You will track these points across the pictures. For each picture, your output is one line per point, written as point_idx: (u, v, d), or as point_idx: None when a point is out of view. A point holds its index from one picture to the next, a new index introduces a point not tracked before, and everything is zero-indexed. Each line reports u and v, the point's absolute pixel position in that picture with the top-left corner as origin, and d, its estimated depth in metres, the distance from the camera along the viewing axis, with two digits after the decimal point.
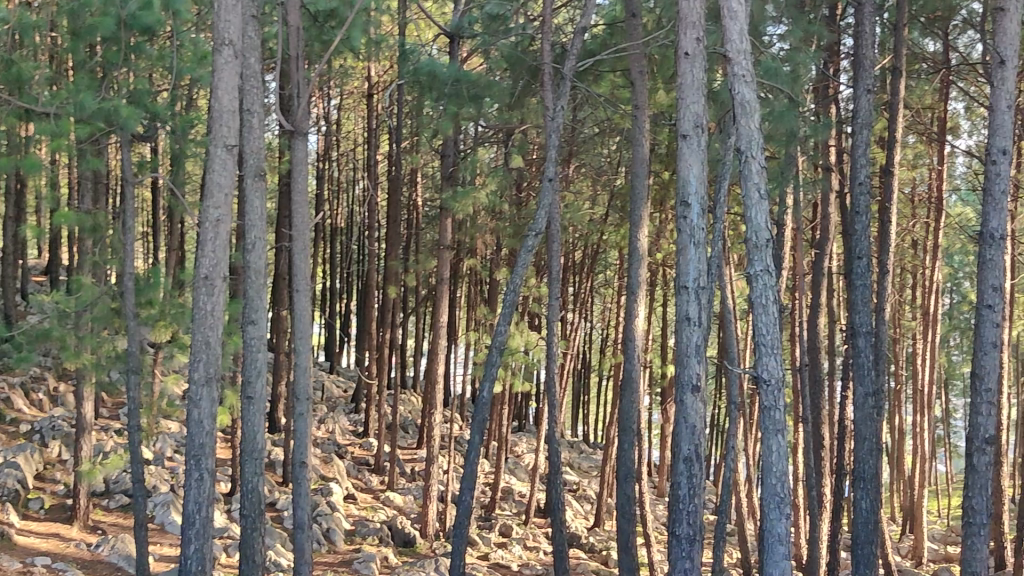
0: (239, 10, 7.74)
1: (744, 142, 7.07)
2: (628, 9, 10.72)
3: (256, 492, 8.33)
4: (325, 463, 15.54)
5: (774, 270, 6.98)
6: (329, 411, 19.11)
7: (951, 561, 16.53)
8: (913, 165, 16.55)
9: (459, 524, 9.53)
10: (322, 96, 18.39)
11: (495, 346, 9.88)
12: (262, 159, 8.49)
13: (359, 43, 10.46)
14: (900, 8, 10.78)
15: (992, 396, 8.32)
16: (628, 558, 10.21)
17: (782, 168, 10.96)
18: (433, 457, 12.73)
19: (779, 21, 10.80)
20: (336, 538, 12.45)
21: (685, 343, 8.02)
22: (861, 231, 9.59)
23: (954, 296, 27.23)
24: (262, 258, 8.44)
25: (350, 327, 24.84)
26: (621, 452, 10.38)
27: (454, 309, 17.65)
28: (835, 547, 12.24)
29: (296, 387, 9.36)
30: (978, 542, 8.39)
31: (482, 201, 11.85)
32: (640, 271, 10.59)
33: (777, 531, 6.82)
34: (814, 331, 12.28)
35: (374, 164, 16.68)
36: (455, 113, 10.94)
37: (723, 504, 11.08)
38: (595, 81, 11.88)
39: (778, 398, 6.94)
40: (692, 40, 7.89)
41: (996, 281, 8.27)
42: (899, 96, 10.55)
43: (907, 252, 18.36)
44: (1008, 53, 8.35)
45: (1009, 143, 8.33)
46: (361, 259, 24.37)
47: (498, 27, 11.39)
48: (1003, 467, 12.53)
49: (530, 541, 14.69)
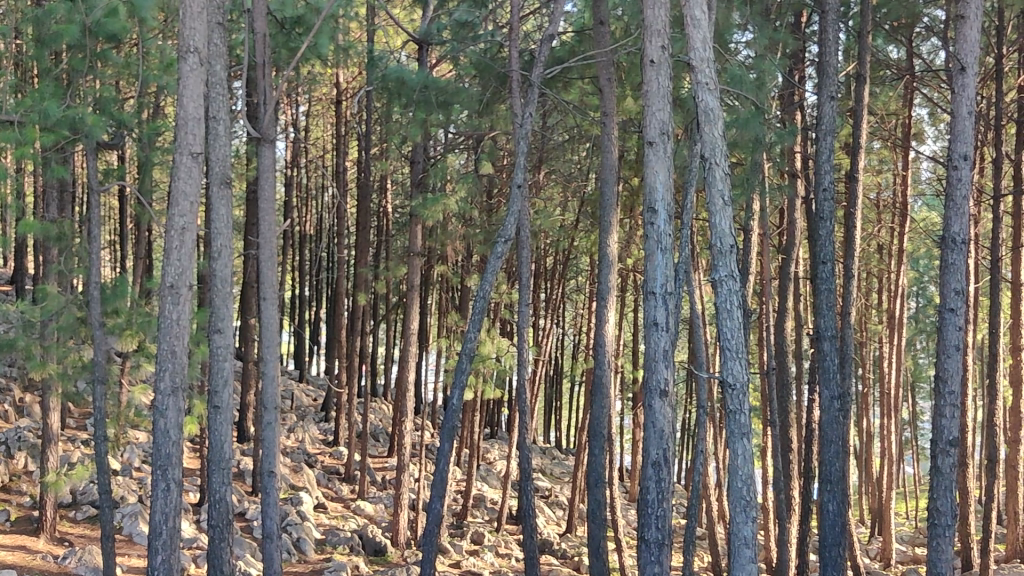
0: (204, 18, 7.69)
1: (708, 149, 7.12)
2: (595, 17, 10.79)
3: (224, 502, 8.23)
4: (294, 472, 15.44)
5: (739, 276, 7.03)
6: (298, 420, 19.00)
7: (918, 562, 16.70)
8: (878, 170, 16.82)
9: (428, 532, 9.52)
10: (290, 103, 18.34)
11: (465, 353, 9.85)
12: (228, 167, 8.42)
13: (326, 50, 10.44)
14: (864, 15, 10.88)
15: (955, 398, 8.41)
16: (599, 563, 10.20)
17: (748, 175, 11.03)
18: (404, 465, 12.68)
19: (745, 29, 10.98)
20: (306, 548, 12.34)
21: (652, 348, 8.01)
22: (825, 236, 9.67)
23: (919, 301, 27.76)
24: (228, 266, 8.37)
25: (320, 335, 24.73)
26: (592, 458, 10.36)
27: (425, 315, 17.58)
28: (805, 551, 12.27)
29: (264, 396, 9.33)
30: (943, 543, 8.52)
31: (451, 208, 11.77)
32: (609, 277, 10.60)
33: (744, 535, 6.93)
34: (782, 334, 12.38)
35: (343, 171, 16.65)
36: (423, 121, 10.91)
37: (693, 508, 11.06)
38: (564, 87, 11.90)
39: (742, 402, 7.01)
40: (657, 48, 7.93)
41: (959, 285, 8.34)
42: (863, 102, 10.60)
43: (872, 256, 18.57)
44: (969, 60, 8.42)
45: (969, 149, 8.39)
46: (330, 266, 24.26)
47: (467, 33, 11.30)
48: (968, 468, 12.66)
49: (502, 548, 14.64)
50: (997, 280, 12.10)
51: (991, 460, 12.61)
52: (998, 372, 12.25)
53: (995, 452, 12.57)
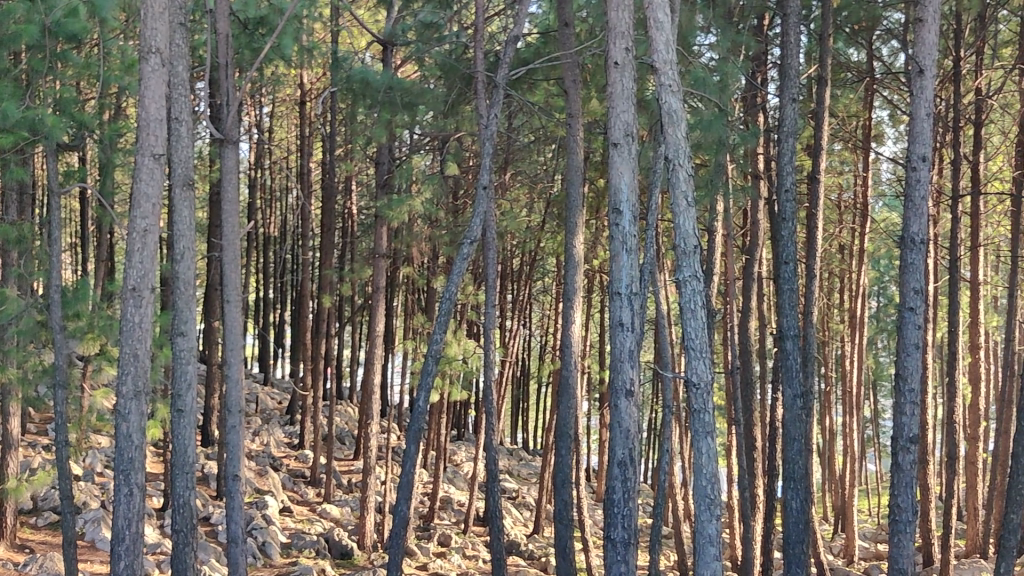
0: (166, 19, 7.61)
1: (672, 151, 7.19)
2: (560, 18, 10.82)
3: (188, 506, 8.15)
4: (259, 476, 15.31)
5: (703, 276, 7.10)
6: (262, 424, 18.84)
7: (881, 559, 16.87)
8: (839, 171, 17.03)
9: (395, 535, 9.52)
10: (253, 103, 18.23)
11: (431, 355, 9.83)
12: (190, 168, 8.34)
13: (289, 51, 10.37)
14: (825, 18, 11.00)
15: (915, 396, 8.48)
16: (566, 563, 10.19)
17: (711, 176, 11.09)
18: (369, 468, 12.63)
19: (708, 30, 11.10)
20: (271, 552, 12.22)
21: (618, 348, 7.99)
22: (787, 237, 9.76)
23: (880, 300, 28.11)
24: (191, 268, 8.29)
25: (284, 338, 24.57)
26: (559, 459, 10.36)
27: (390, 317, 17.51)
28: (769, 549, 12.34)
29: (227, 399, 9.27)
30: (904, 540, 8.59)
31: (417, 209, 11.75)
32: (575, 278, 10.59)
33: (708, 533, 7.03)
34: (746, 334, 12.48)
35: (308, 172, 16.54)
36: (388, 122, 10.86)
37: (659, 507, 11.08)
38: (529, 89, 11.91)
39: (706, 401, 7.07)
40: (621, 50, 7.96)
41: (918, 284, 8.42)
42: (824, 104, 10.71)
43: (834, 256, 18.77)
44: (927, 63, 8.51)
45: (927, 150, 8.50)
46: (295, 268, 24.10)
47: (432, 34, 11.35)
48: (928, 465, 12.83)
49: (469, 549, 14.61)
50: (955, 280, 12.24)
51: (951, 457, 12.77)
52: (957, 370, 12.41)
53: (955, 449, 12.72)
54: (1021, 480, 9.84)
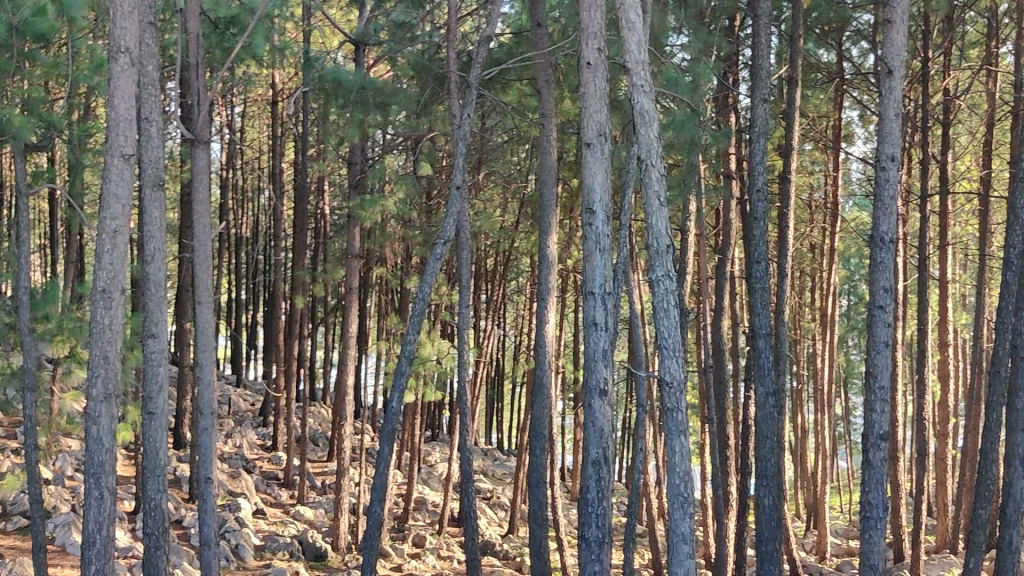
0: (136, 18, 7.55)
1: (644, 150, 7.22)
2: (533, 18, 10.83)
3: (160, 510, 8.07)
4: (232, 478, 15.20)
5: (675, 275, 7.13)
6: (235, 426, 18.73)
7: (852, 555, 17.01)
8: (810, 171, 17.16)
9: (369, 536, 9.51)
10: (224, 104, 18.11)
11: (404, 355, 9.82)
12: (161, 169, 8.27)
13: (261, 50, 10.31)
14: (795, 20, 11.08)
15: (885, 393, 8.56)
16: (541, 562, 10.20)
17: (683, 176, 11.14)
18: (344, 470, 12.60)
19: (679, 32, 11.16)
20: (245, 554, 12.11)
21: (592, 348, 8.01)
22: (758, 236, 9.82)
23: (850, 299, 28.38)
24: (162, 269, 8.20)
25: (257, 340, 24.43)
26: (533, 458, 10.36)
27: (364, 318, 17.45)
28: (742, 546, 12.43)
29: (199, 401, 9.19)
30: (875, 536, 8.66)
31: (390, 209, 11.74)
32: (549, 278, 10.59)
33: (681, 531, 7.06)
34: (719, 333, 12.55)
35: (280, 173, 16.44)
36: (361, 121, 10.83)
37: (634, 505, 11.10)
38: (502, 89, 11.91)
39: (679, 400, 7.10)
40: (593, 50, 7.98)
41: (887, 282, 8.47)
42: (794, 105, 10.79)
43: (806, 255, 18.92)
44: (895, 64, 8.58)
45: (895, 150, 8.61)
46: (267, 269, 23.95)
47: (405, 34, 11.31)
48: (899, 462, 12.96)
49: (444, 550, 14.60)
50: (924, 279, 12.36)
51: (921, 453, 12.90)
52: (927, 368, 12.55)
53: (925, 446, 12.85)
54: (989, 476, 9.97)
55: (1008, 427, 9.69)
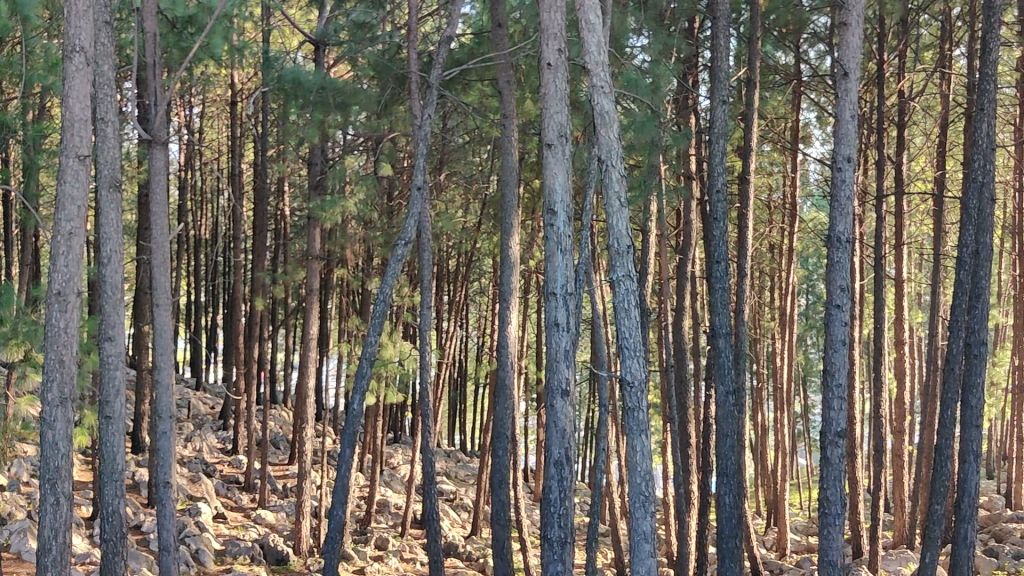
0: (91, 17, 7.46)
1: (604, 151, 7.27)
2: (493, 19, 10.83)
3: (118, 515, 7.97)
4: (192, 482, 15.03)
5: (636, 276, 7.18)
6: (195, 430, 18.52)
7: (812, 551, 17.22)
8: (769, 172, 17.37)
9: (331, 539, 9.48)
10: (183, 104, 17.93)
11: (365, 357, 9.79)
12: (117, 170, 8.16)
13: (219, 50, 10.22)
14: (753, 22, 11.19)
15: (842, 391, 8.66)
16: (503, 563, 10.21)
17: (644, 177, 11.20)
18: (305, 473, 12.52)
19: (640, 33, 11.25)
20: (206, 559, 11.91)
21: (554, 348, 8.04)
22: (718, 237, 9.89)
23: (809, 298, 28.78)
24: (119, 272, 8.10)
25: (217, 342, 24.15)
26: (496, 459, 10.33)
27: (325, 320, 17.35)
28: (703, 544, 12.52)
29: (158, 405, 9.11)
30: (833, 532, 8.77)
31: (350, 210, 11.71)
32: (512, 279, 10.58)
33: (643, 529, 7.10)
34: (680, 332, 12.64)
35: (239, 173, 16.27)
36: (321, 122, 10.76)
37: (597, 504, 11.10)
38: (463, 89, 11.91)
39: (640, 399, 7.15)
40: (553, 51, 8.00)
41: (844, 281, 8.57)
42: (753, 106, 10.89)
43: (765, 255, 19.13)
44: (851, 66, 8.67)
45: (852, 151, 8.71)
46: (227, 271, 23.72)
47: (365, 34, 11.24)
48: (856, 459, 13.11)
49: (406, 552, 14.56)
50: (880, 278, 12.51)
51: (878, 450, 13.07)
52: (883, 366, 12.73)
53: (882, 443, 13.02)
54: (944, 473, 10.13)
55: (962, 423, 9.87)
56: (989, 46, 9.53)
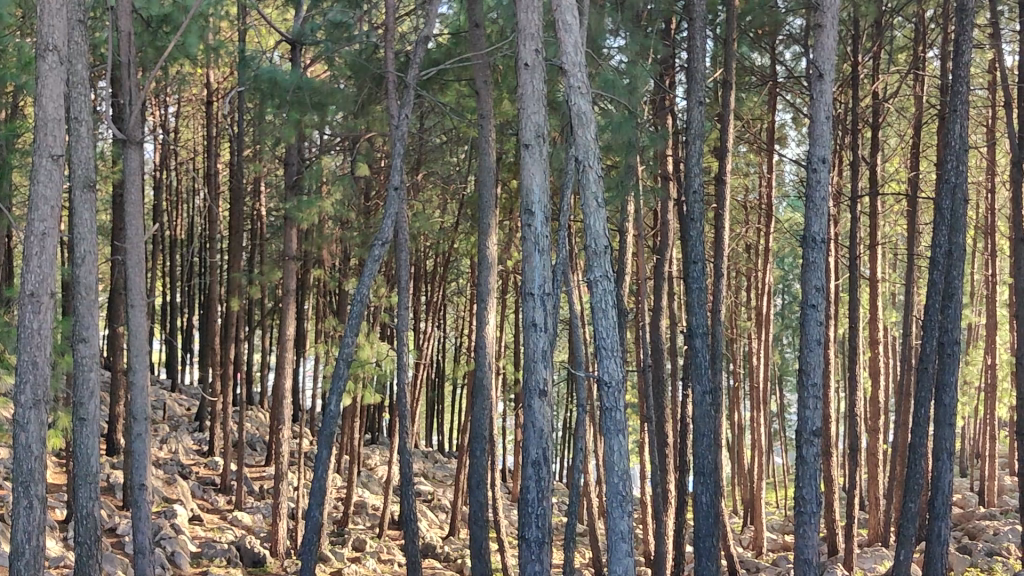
0: (65, 16, 7.41)
1: (582, 152, 7.29)
2: (471, 19, 10.83)
3: (92, 518, 7.91)
4: (168, 484, 14.92)
5: (613, 276, 7.22)
6: (170, 431, 18.39)
7: (788, 549, 17.33)
8: (745, 172, 17.48)
9: (307, 541, 9.45)
10: (158, 103, 17.84)
11: (342, 358, 9.76)
12: (91, 169, 8.10)
13: (195, 49, 10.16)
14: (729, 24, 11.25)
15: (817, 390, 8.71)
16: (480, 563, 10.20)
17: (621, 177, 11.23)
18: (282, 474, 12.46)
19: (617, 34, 11.29)
20: (181, 561, 11.82)
21: (531, 348, 8.06)
22: (695, 237, 9.94)
23: (784, 297, 28.99)
24: (93, 273, 8.02)
25: (193, 343, 24.01)
26: (474, 460, 10.31)
27: (302, 320, 17.28)
28: (680, 543, 12.56)
29: (133, 407, 9.04)
30: (809, 530, 8.83)
31: (327, 210, 11.69)
32: (489, 279, 10.57)
33: (620, 529, 7.13)
34: (657, 332, 12.70)
35: (215, 173, 16.17)
36: (297, 121, 10.70)
37: (575, 504, 11.10)
38: (440, 89, 11.91)
39: (618, 400, 7.18)
40: (531, 51, 8.02)
41: (819, 282, 8.63)
42: (729, 107, 10.95)
43: (742, 255, 19.24)
44: (826, 67, 8.73)
45: (827, 152, 8.77)
46: (203, 272, 23.58)
47: (342, 34, 11.17)
48: (832, 458, 13.20)
49: (384, 553, 14.52)
50: (855, 279, 12.60)
51: (853, 449, 13.16)
52: (858, 365, 12.83)
53: (856, 442, 13.11)
54: (917, 471, 10.23)
55: (935, 421, 9.96)
56: (961, 49, 9.62)
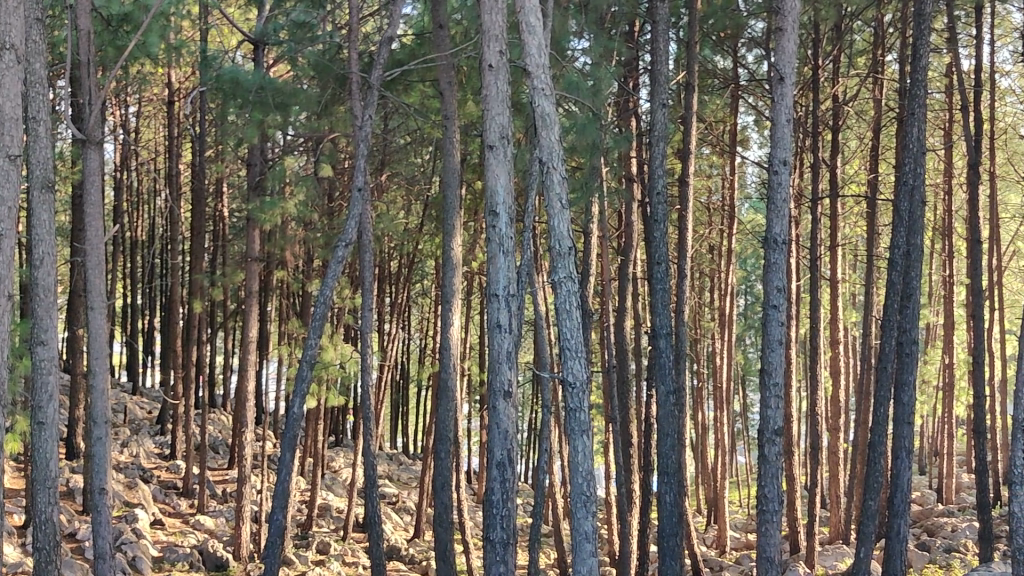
0: (21, 13, 6.95)
1: (546, 154, 7.32)
2: (435, 20, 10.83)
3: (51, 523, 7.80)
4: (128, 488, 14.75)
5: (577, 277, 7.25)
6: (131, 434, 18.21)
7: (751, 548, 17.44)
8: (708, 174, 17.64)
9: (271, 544, 9.41)
10: (118, 103, 17.67)
11: (306, 360, 9.71)
12: (49, 170, 7.99)
13: (156, 49, 10.06)
14: (692, 27, 11.34)
15: (779, 390, 8.80)
16: (446, 565, 10.18)
17: (586, 179, 11.28)
18: (245, 478, 12.36)
19: (581, 36, 11.34)
20: (143, 567, 11.69)
21: (496, 350, 8.06)
22: (659, 238, 10.00)
23: (746, 298, 29.27)
24: (52, 275, 7.91)
25: (154, 346, 23.73)
26: (438, 462, 10.30)
27: (264, 322, 17.16)
28: (644, 543, 12.62)
29: (92, 411, 8.92)
30: (771, 529, 8.89)
31: (290, 211, 11.64)
32: (454, 279, 10.56)
33: (585, 530, 7.15)
34: (621, 333, 12.75)
35: (177, 174, 16.01)
36: (260, 122, 10.61)
37: (540, 505, 11.10)
38: (404, 90, 11.90)
39: (582, 400, 7.21)
40: (495, 53, 8.04)
41: (780, 282, 8.70)
42: (692, 109, 11.03)
43: (705, 256, 19.39)
44: (787, 71, 8.82)
45: (788, 154, 8.85)
46: (164, 274, 23.34)
47: (305, 34, 11.18)
48: (793, 456, 13.34)
49: (349, 556, 14.45)
50: (816, 279, 12.72)
51: (814, 447, 13.29)
52: (819, 365, 12.98)
53: (817, 441, 13.24)
54: (877, 469, 10.36)
55: (895, 420, 10.08)
56: (919, 53, 9.76)
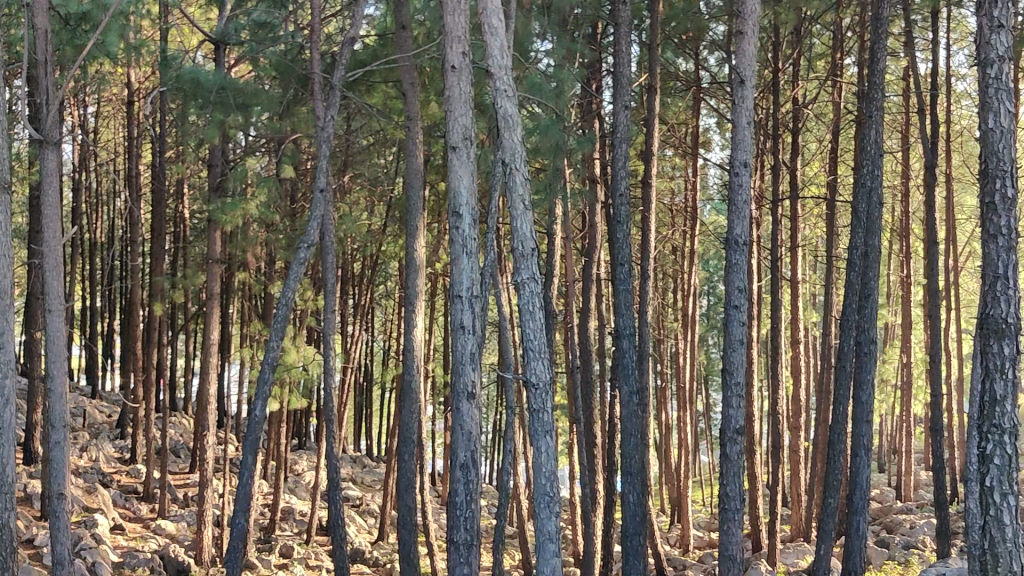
0: None
1: (508, 155, 7.33)
2: (397, 21, 10.81)
3: (7, 529, 7.60)
4: (88, 493, 14.52)
5: (540, 277, 7.26)
6: (91, 438, 18.01)
7: (713, 547, 17.55)
8: (671, 176, 17.73)
9: (233, 548, 9.34)
10: (76, 102, 17.39)
11: (267, 363, 9.65)
12: (7, 171, 7.86)
13: (115, 49, 9.95)
14: (653, 29, 11.41)
15: (740, 388, 8.89)
16: (409, 566, 10.17)
17: (549, 181, 11.33)
18: (206, 481, 12.26)
19: (544, 37, 11.33)
20: (103, 572, 11.48)
21: (459, 351, 8.05)
22: (621, 239, 10.08)
23: (709, 299, 29.43)
24: (9, 276, 7.80)
25: (113, 348, 23.37)
26: (401, 463, 10.29)
27: (226, 324, 17.02)
28: (608, 542, 12.66)
29: (51, 414, 8.81)
30: (732, 527, 8.97)
31: (251, 212, 11.55)
32: (417, 280, 10.55)
33: (548, 529, 7.17)
34: (585, 333, 12.79)
35: (136, 175, 15.81)
36: (221, 122, 10.52)
37: (504, 505, 11.10)
38: (366, 91, 11.87)
39: (545, 401, 7.23)
40: (457, 54, 8.05)
41: (741, 282, 8.78)
42: (654, 112, 11.10)
43: (668, 257, 19.49)
44: (747, 74, 8.91)
45: (748, 156, 8.93)
46: (124, 276, 23.00)
47: (266, 34, 11.08)
48: (755, 455, 13.45)
49: (312, 559, 14.37)
50: (777, 280, 12.85)
51: (776, 446, 13.41)
52: (780, 365, 13.10)
53: (778, 440, 13.37)
54: (837, 467, 10.50)
55: (853, 418, 10.23)
56: (877, 57, 9.92)
